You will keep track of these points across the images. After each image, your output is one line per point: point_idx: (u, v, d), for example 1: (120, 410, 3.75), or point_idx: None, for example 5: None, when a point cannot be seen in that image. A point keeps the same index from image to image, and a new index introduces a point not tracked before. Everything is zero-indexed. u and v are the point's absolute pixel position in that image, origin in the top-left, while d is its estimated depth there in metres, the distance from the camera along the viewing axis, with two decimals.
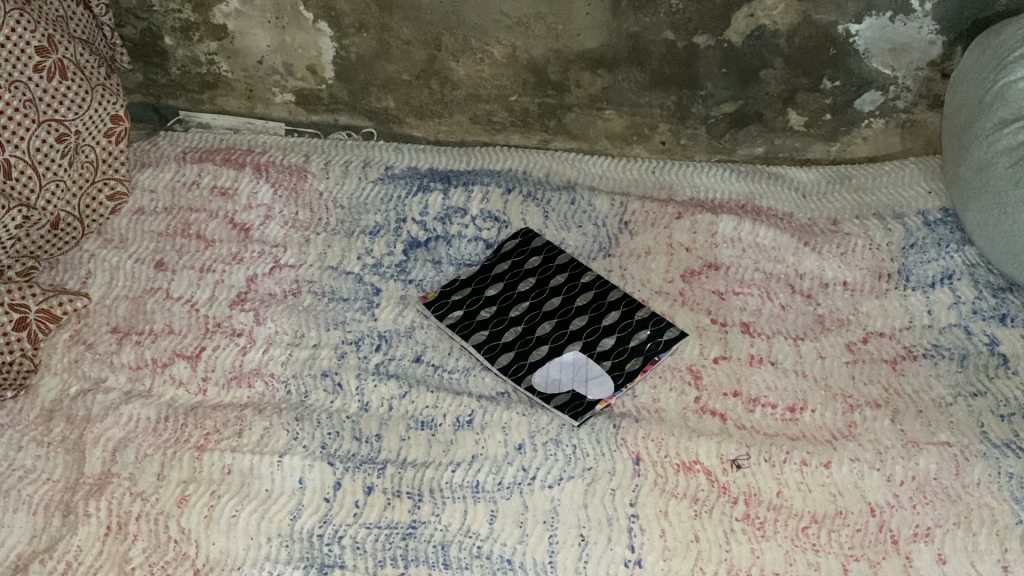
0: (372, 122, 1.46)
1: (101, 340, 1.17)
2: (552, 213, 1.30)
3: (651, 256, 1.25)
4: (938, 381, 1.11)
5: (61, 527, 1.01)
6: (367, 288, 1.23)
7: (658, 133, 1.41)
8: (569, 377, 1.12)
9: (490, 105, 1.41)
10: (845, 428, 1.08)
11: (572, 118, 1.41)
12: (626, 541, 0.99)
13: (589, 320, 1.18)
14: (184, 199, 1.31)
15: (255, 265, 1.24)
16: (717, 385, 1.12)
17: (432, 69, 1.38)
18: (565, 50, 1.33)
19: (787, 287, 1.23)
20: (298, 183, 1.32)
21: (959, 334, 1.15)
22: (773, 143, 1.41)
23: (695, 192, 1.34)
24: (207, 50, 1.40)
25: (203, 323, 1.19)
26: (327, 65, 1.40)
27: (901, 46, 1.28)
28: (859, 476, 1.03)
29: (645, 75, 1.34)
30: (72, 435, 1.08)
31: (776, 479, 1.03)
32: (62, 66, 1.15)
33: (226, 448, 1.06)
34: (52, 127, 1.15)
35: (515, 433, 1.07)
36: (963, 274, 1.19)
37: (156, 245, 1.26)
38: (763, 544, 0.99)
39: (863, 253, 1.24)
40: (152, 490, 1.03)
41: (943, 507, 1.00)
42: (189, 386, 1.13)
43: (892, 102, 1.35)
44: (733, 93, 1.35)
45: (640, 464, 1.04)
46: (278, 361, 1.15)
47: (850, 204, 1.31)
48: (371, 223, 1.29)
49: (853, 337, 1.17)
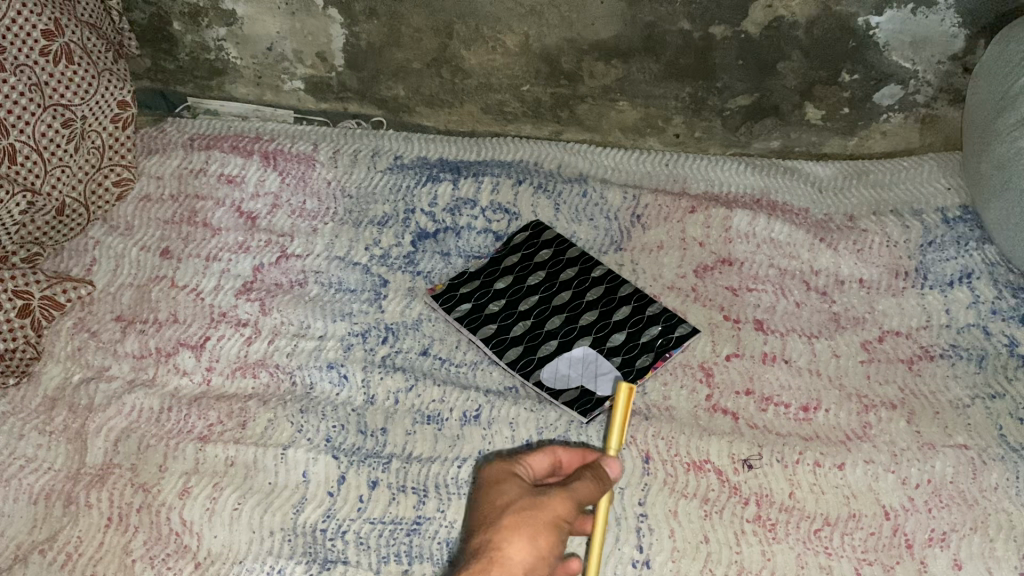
0: (382, 111, 1.45)
1: (106, 329, 1.15)
2: (563, 205, 1.27)
3: (664, 250, 1.23)
4: (955, 382, 1.09)
5: (62, 517, 1.00)
6: (374, 279, 1.21)
7: (673, 125, 1.38)
8: (578, 373, 1.11)
9: (501, 95, 1.39)
10: (859, 428, 1.06)
11: (585, 109, 1.39)
12: (634, 540, 0.98)
13: (599, 315, 1.15)
14: (191, 186, 1.29)
15: (262, 255, 1.22)
16: (730, 384, 1.10)
17: (443, 57, 1.36)
18: (578, 39, 1.31)
19: (801, 284, 1.20)
20: (306, 171, 1.30)
21: (976, 334, 1.13)
22: (790, 137, 1.38)
23: (709, 186, 1.31)
24: (216, 36, 1.39)
25: (208, 313, 1.17)
26: (337, 52, 1.38)
27: (922, 39, 1.26)
28: (873, 478, 1.01)
29: (660, 65, 1.32)
30: (73, 424, 1.07)
31: (788, 480, 1.01)
32: (69, 50, 1.14)
33: (230, 440, 1.05)
34: (57, 112, 1.14)
35: (523, 429, 1.06)
36: (982, 273, 1.17)
37: (162, 233, 1.25)
38: (775, 546, 0.98)
39: (879, 251, 1.21)
40: (154, 481, 1.02)
41: (958, 511, 0.98)
42: (193, 377, 1.12)
43: (912, 97, 1.33)
44: (749, 85, 1.33)
45: (650, 463, 1.03)
46: (283, 352, 1.13)
47: (868, 200, 1.28)
48: (379, 213, 1.27)
49: (869, 337, 1.15)
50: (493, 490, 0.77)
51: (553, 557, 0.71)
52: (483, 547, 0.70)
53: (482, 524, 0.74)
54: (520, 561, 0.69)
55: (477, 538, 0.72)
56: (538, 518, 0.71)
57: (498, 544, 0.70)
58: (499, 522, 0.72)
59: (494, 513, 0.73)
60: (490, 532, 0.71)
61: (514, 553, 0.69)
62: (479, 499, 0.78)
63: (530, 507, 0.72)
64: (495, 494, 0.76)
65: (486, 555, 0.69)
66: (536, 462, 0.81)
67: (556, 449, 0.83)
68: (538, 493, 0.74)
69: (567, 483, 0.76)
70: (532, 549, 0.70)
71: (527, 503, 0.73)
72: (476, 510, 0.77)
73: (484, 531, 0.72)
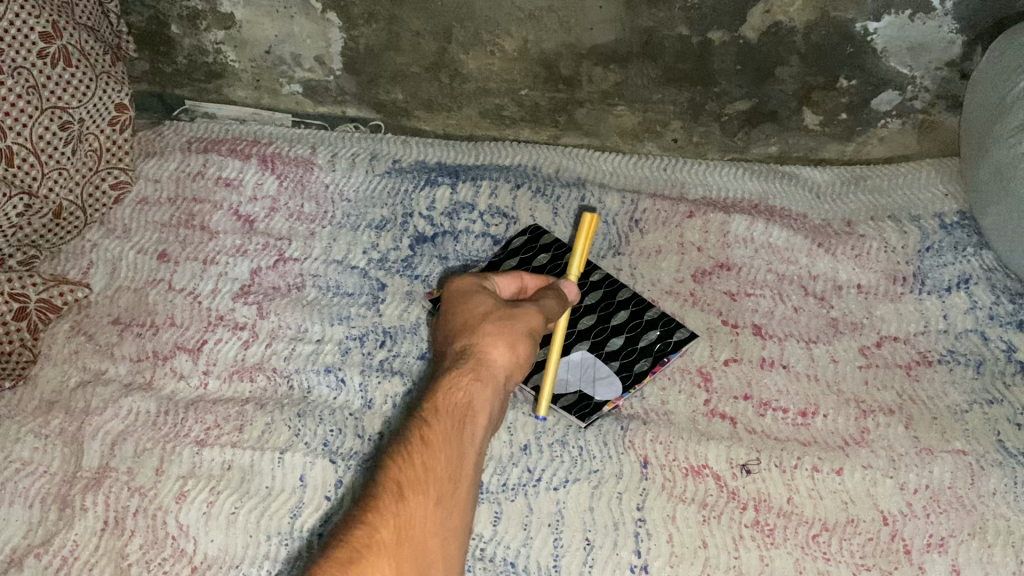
0: (380, 114, 1.44)
1: (103, 332, 1.15)
2: (561, 209, 1.27)
3: (662, 255, 1.23)
4: (952, 388, 1.09)
5: (58, 520, 1.00)
6: (371, 283, 1.20)
7: (670, 130, 1.38)
8: (576, 378, 1.09)
9: (499, 99, 1.39)
10: (857, 434, 1.06)
11: (583, 114, 1.38)
12: (632, 545, 0.98)
13: (597, 319, 1.13)
14: (188, 189, 1.29)
15: (260, 258, 1.22)
16: (728, 389, 1.10)
17: (442, 62, 1.36)
18: (577, 44, 1.32)
19: (799, 289, 1.20)
20: (304, 175, 1.30)
21: (975, 340, 1.13)
22: (788, 142, 1.37)
23: (707, 191, 1.31)
24: (214, 39, 1.39)
25: (205, 315, 1.17)
26: (335, 56, 1.38)
27: (919, 46, 1.27)
28: (871, 483, 1.01)
29: (658, 70, 1.32)
30: (70, 427, 1.07)
31: (786, 485, 1.01)
32: (67, 53, 1.13)
33: (226, 444, 1.05)
34: (54, 114, 1.13)
35: (521, 434, 1.05)
36: (980, 278, 1.17)
37: (159, 235, 1.24)
38: (773, 551, 0.97)
39: (878, 256, 1.21)
40: (151, 484, 1.02)
41: (957, 516, 0.98)
42: (190, 380, 1.11)
43: (909, 103, 1.33)
44: (747, 90, 1.33)
45: (648, 467, 1.03)
46: (281, 356, 1.13)
47: (865, 206, 1.28)
48: (377, 217, 1.26)
49: (867, 342, 1.15)
50: (463, 303, 0.88)
51: (525, 360, 0.86)
52: (469, 348, 0.84)
53: (460, 332, 0.86)
54: (502, 361, 0.83)
55: (457, 342, 0.85)
56: (514, 327, 0.85)
57: (485, 347, 0.83)
58: (479, 330, 0.85)
59: (472, 321, 0.86)
60: (473, 336, 0.84)
61: (496, 356, 0.83)
62: (447, 311, 0.89)
63: (505, 318, 0.85)
64: (465, 306, 0.87)
65: (474, 354, 0.83)
66: (500, 282, 0.93)
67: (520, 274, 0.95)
68: (512, 307, 0.87)
69: (535, 300, 0.89)
70: (510, 352, 0.84)
71: (503, 314, 0.86)
72: (446, 323, 0.89)
73: (467, 335, 0.85)
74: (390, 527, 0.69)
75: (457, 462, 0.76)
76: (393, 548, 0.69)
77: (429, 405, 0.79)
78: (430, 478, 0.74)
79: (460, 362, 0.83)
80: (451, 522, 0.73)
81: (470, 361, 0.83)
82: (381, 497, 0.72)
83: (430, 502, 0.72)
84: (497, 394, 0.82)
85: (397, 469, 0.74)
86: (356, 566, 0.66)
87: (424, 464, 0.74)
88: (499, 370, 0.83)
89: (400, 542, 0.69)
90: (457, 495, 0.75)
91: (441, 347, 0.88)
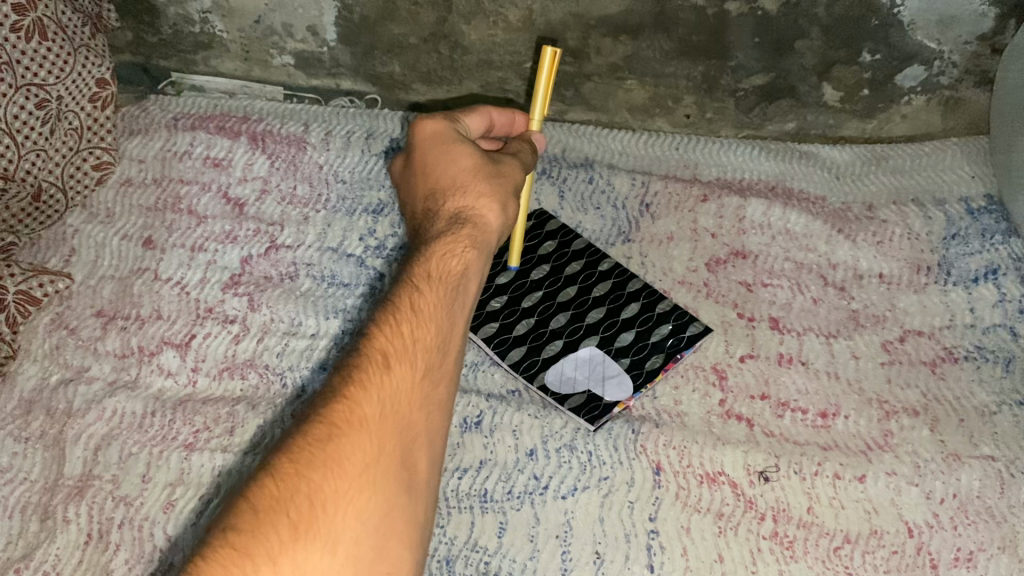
0: (376, 88, 1.38)
1: (85, 325, 1.09)
2: (569, 192, 1.22)
3: (674, 242, 1.17)
4: (981, 387, 1.03)
5: (39, 533, 0.95)
6: (368, 272, 1.14)
7: (682, 106, 1.32)
8: (584, 376, 1.03)
9: (502, 73, 1.32)
10: (881, 437, 1.00)
11: (590, 88, 1.32)
12: (645, 560, 0.93)
13: (607, 312, 1.08)
14: (175, 169, 1.22)
15: (251, 246, 1.16)
16: (744, 387, 1.04)
17: (441, 32, 1.29)
18: (585, 14, 1.24)
19: (819, 278, 1.14)
20: (297, 155, 1.23)
21: (1003, 336, 1.07)
22: (805, 119, 1.32)
23: (721, 171, 1.25)
24: (200, 8, 1.31)
25: (193, 308, 1.10)
26: (328, 26, 1.31)
27: (950, 18, 1.20)
28: (895, 492, 0.96)
29: (671, 42, 1.25)
30: (51, 430, 1.01)
31: (806, 494, 0.96)
32: (42, 25, 1.07)
33: (216, 448, 0.99)
34: (31, 92, 1.08)
35: (527, 437, 1.00)
36: (1009, 269, 1.11)
37: (144, 220, 1.18)
38: (792, 566, 0.93)
39: (901, 243, 1.16)
40: (137, 494, 0.96)
41: (986, 529, 0.93)
42: (178, 378, 1.05)
43: (936, 78, 1.26)
44: (765, 64, 1.26)
45: (661, 475, 0.97)
46: (273, 352, 1.07)
47: (887, 187, 1.21)
48: (374, 200, 1.20)
49: (889, 336, 1.09)
50: (445, 155, 0.88)
51: (511, 215, 0.88)
52: (463, 211, 0.85)
53: (446, 188, 0.87)
54: (493, 220, 0.86)
55: (447, 199, 0.87)
56: (502, 184, 0.86)
57: (476, 207, 0.85)
58: (470, 187, 0.86)
59: (455, 181, 0.86)
60: (463, 198, 0.86)
61: (488, 219, 0.85)
62: (426, 160, 0.90)
63: (494, 174, 0.86)
64: (448, 160, 0.87)
65: (466, 220, 0.85)
66: (471, 124, 0.93)
67: (490, 112, 0.94)
68: (494, 164, 0.87)
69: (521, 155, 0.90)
70: (502, 213, 0.86)
71: (488, 171, 0.86)
72: (426, 173, 0.90)
73: (456, 198, 0.86)
74: (372, 404, 0.70)
75: (442, 336, 0.78)
76: (373, 426, 0.70)
77: (420, 272, 0.81)
78: (413, 353, 0.75)
79: (453, 226, 0.85)
80: (437, 397, 0.75)
81: (462, 226, 0.84)
82: (366, 371, 0.72)
83: (413, 377, 0.74)
84: (487, 260, 0.85)
85: (381, 340, 0.75)
86: (336, 443, 0.67)
87: (411, 337, 0.76)
88: (490, 234, 0.86)
89: (381, 419, 0.70)
90: (440, 371, 0.77)
91: (427, 202, 0.89)
